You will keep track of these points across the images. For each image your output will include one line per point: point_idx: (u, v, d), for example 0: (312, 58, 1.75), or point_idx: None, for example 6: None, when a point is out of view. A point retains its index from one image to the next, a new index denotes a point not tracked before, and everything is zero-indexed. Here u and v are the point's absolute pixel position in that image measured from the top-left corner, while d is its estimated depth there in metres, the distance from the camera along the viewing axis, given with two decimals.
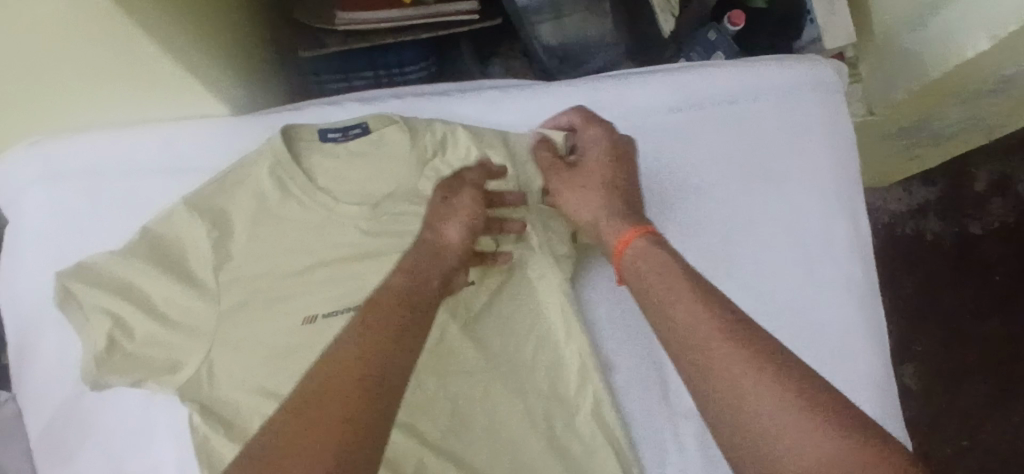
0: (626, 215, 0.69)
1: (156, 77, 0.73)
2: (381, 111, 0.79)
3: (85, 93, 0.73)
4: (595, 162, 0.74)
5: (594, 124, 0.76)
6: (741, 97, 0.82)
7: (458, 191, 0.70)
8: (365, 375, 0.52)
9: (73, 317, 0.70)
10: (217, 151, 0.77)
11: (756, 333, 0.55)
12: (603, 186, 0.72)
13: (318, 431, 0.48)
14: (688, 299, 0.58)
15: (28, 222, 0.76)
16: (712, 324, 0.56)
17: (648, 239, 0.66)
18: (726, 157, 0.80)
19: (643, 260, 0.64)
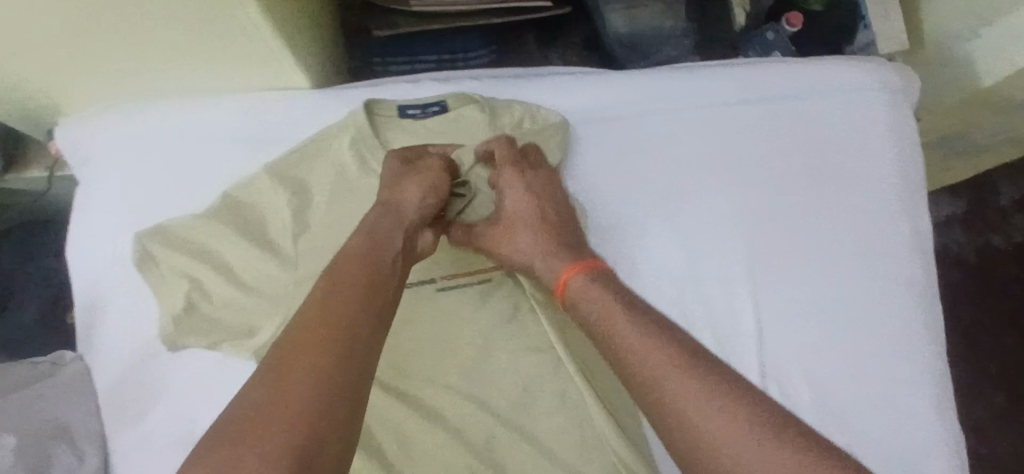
0: (562, 251, 0.71)
1: (246, 53, 0.73)
2: (459, 90, 0.80)
3: (173, 65, 0.73)
4: (518, 206, 0.74)
5: (508, 164, 0.74)
6: (809, 93, 0.83)
7: (394, 189, 0.70)
8: (320, 366, 0.52)
9: (152, 277, 0.71)
10: (294, 127, 0.78)
11: (703, 358, 0.58)
12: (532, 226, 0.73)
13: (274, 424, 0.49)
14: (626, 328, 0.61)
15: (107, 183, 0.77)
16: (662, 351, 0.59)
17: (586, 282, 0.67)
18: (791, 149, 0.82)
19: (579, 302, 0.66)
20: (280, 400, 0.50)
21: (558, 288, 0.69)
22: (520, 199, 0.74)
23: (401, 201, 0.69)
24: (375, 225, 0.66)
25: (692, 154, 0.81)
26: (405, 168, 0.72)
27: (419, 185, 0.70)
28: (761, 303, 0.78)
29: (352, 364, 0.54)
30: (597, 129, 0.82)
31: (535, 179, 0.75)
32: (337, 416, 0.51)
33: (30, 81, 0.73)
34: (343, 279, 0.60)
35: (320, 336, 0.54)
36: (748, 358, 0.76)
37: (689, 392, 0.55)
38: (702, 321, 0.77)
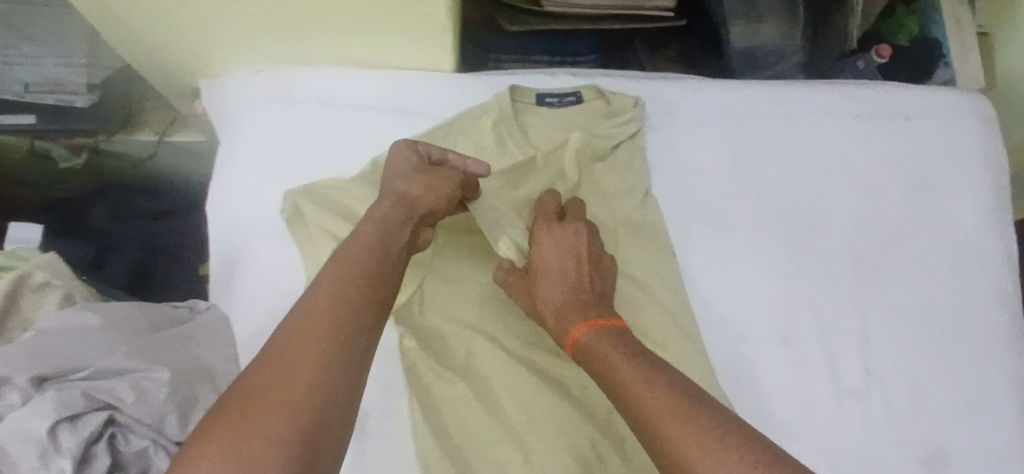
0: (577, 308, 0.67)
1: (408, 29, 0.79)
2: (591, 84, 0.86)
3: (338, 35, 0.79)
4: (548, 255, 0.70)
5: (541, 220, 0.72)
6: (913, 113, 0.89)
7: (403, 182, 0.68)
8: (313, 356, 0.49)
9: (300, 231, 0.74)
10: (438, 103, 0.82)
11: (709, 400, 0.54)
12: (556, 279, 0.69)
13: (262, 411, 0.46)
14: (617, 361, 0.59)
15: (255, 141, 0.80)
16: (665, 389, 0.55)
17: (600, 331, 0.63)
18: (895, 162, 0.87)
19: (586, 351, 0.63)
20: (273, 385, 0.47)
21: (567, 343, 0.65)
22: (546, 257, 0.70)
23: (411, 194, 0.67)
24: (385, 216, 0.64)
25: (803, 160, 0.86)
26: (414, 165, 0.70)
27: (423, 182, 0.68)
28: (865, 304, 0.81)
29: (344, 357, 0.51)
30: (721, 128, 0.85)
31: (560, 237, 0.71)
32: (333, 407, 0.48)
33: (199, 40, 0.79)
34: (340, 269, 0.57)
35: (314, 326, 0.51)
36: (851, 355, 0.78)
37: (673, 415, 0.52)
38: (809, 316, 0.79)
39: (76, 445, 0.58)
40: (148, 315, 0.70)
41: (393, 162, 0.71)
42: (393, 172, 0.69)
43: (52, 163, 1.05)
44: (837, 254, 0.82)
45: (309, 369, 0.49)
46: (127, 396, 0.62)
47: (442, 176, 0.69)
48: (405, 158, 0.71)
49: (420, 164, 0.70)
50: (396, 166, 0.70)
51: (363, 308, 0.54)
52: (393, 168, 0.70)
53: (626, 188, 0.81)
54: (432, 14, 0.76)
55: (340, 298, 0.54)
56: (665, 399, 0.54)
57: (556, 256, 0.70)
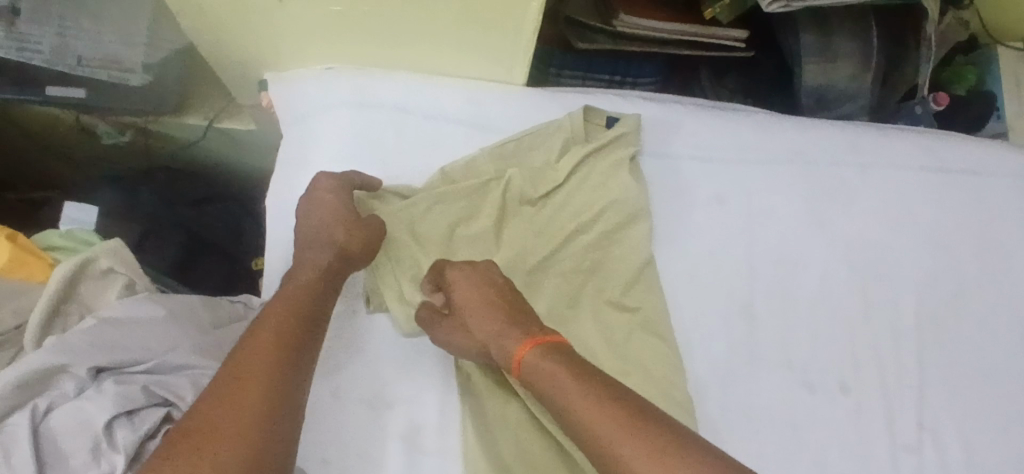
0: (513, 326, 0.67)
1: (494, 44, 0.78)
2: (664, 110, 0.85)
3: (421, 43, 0.79)
4: (467, 298, 0.69)
5: (450, 270, 0.71)
6: (981, 170, 0.90)
7: (334, 234, 0.68)
8: (265, 363, 0.56)
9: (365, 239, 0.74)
10: (511, 119, 0.82)
11: (658, 420, 0.57)
12: (484, 313, 0.68)
13: (225, 409, 0.52)
14: (568, 389, 0.60)
15: (323, 138, 0.79)
16: (618, 414, 0.57)
17: (542, 352, 0.64)
18: (960, 218, 0.88)
19: (533, 376, 0.63)
20: (224, 416, 0.52)
21: (512, 365, 0.65)
22: (465, 289, 0.69)
23: (344, 249, 0.68)
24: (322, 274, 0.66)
25: (872, 207, 0.86)
26: (336, 208, 0.69)
27: (347, 228, 0.68)
28: (923, 358, 0.80)
29: (290, 360, 0.57)
30: (792, 169, 0.85)
31: (469, 277, 0.70)
32: (285, 401, 0.54)
33: (276, 33, 0.77)
34: (285, 293, 0.63)
35: (262, 338, 0.58)
36: (908, 408, 0.78)
37: (627, 442, 0.55)
38: (868, 365, 0.79)
39: (131, 443, 0.56)
40: (209, 310, 0.68)
41: (310, 210, 0.70)
42: (320, 220, 0.69)
43: (95, 139, 1.04)
44: (898, 306, 0.82)
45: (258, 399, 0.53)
46: (186, 394, 0.60)
47: (367, 222, 0.70)
48: (335, 197, 0.70)
49: (348, 211, 0.69)
50: (314, 209, 0.70)
51: (309, 322, 0.62)
52: (311, 212, 0.70)
53: (690, 220, 0.81)
54: (522, 30, 0.76)
55: (289, 313, 0.61)
56: (623, 427, 0.56)
57: (473, 296, 0.69)
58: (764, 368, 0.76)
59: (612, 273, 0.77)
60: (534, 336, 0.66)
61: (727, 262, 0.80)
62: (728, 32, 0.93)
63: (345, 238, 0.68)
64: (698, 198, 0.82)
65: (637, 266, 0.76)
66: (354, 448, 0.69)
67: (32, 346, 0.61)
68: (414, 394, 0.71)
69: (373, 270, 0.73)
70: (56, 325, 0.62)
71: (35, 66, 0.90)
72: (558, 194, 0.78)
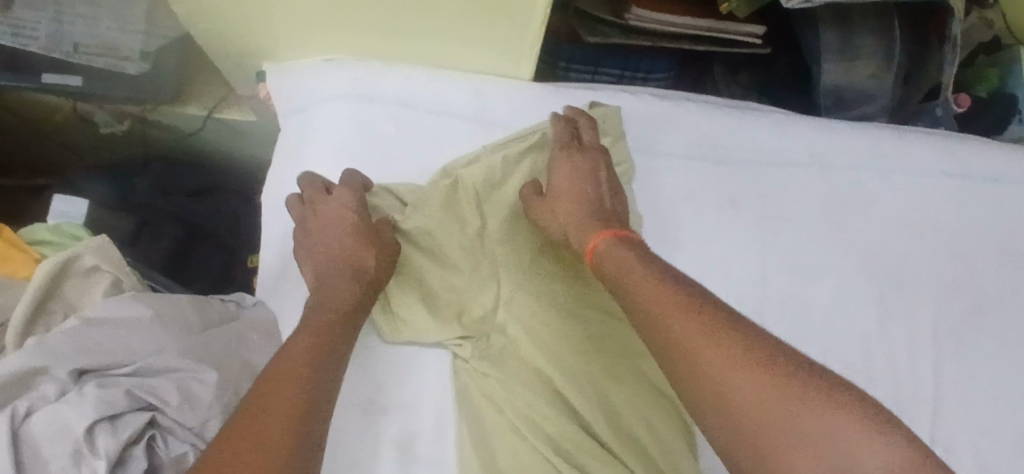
0: (591, 219, 0.69)
1: (500, 35, 0.75)
2: (677, 109, 0.81)
3: (423, 35, 0.76)
4: (564, 180, 0.72)
5: (558, 146, 0.73)
6: (1005, 176, 0.87)
7: (344, 249, 0.67)
8: (294, 392, 0.55)
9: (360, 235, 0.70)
10: (518, 115, 0.79)
11: (708, 303, 0.56)
12: (571, 202, 0.70)
13: (261, 431, 0.52)
14: (633, 269, 0.61)
15: (323, 132, 0.76)
16: (665, 294, 0.57)
17: (615, 241, 0.65)
18: (982, 229, 0.84)
19: (603, 261, 0.65)
20: (255, 432, 0.52)
21: (586, 251, 0.67)
22: (562, 173, 0.72)
23: (357, 264, 0.66)
24: (335, 291, 0.65)
25: (891, 212, 0.82)
26: (350, 227, 0.68)
27: (372, 251, 0.67)
28: (939, 370, 0.77)
29: (317, 383, 0.57)
30: (810, 172, 0.82)
31: (574, 163, 0.72)
32: (314, 427, 0.54)
33: (272, 21, 0.75)
34: (309, 321, 0.62)
35: (294, 367, 0.57)
36: (922, 423, 0.75)
37: (669, 310, 0.56)
38: (883, 375, 0.75)
39: (114, 449, 0.54)
40: (200, 311, 0.66)
41: (322, 224, 0.69)
42: (330, 236, 0.68)
43: (91, 126, 1.01)
44: (917, 318, 0.79)
45: (282, 417, 0.53)
46: (172, 398, 0.58)
47: (376, 234, 0.68)
48: (342, 210, 0.69)
49: (360, 224, 0.68)
50: (328, 225, 0.68)
51: (334, 354, 0.60)
52: (327, 231, 0.68)
53: (702, 223, 0.77)
54: (530, 22, 0.73)
55: (319, 342, 0.60)
56: (672, 298, 0.57)
57: (566, 181, 0.71)
58: None
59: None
60: (617, 229, 0.68)
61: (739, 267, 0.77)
62: (747, 27, 0.89)
63: (360, 253, 0.67)
64: (710, 200, 0.78)
65: None
66: (346, 455, 0.67)
67: (12, 345, 0.58)
68: (409, 400, 0.69)
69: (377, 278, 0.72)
70: (40, 323, 0.60)
71: (32, 52, 0.89)
72: None
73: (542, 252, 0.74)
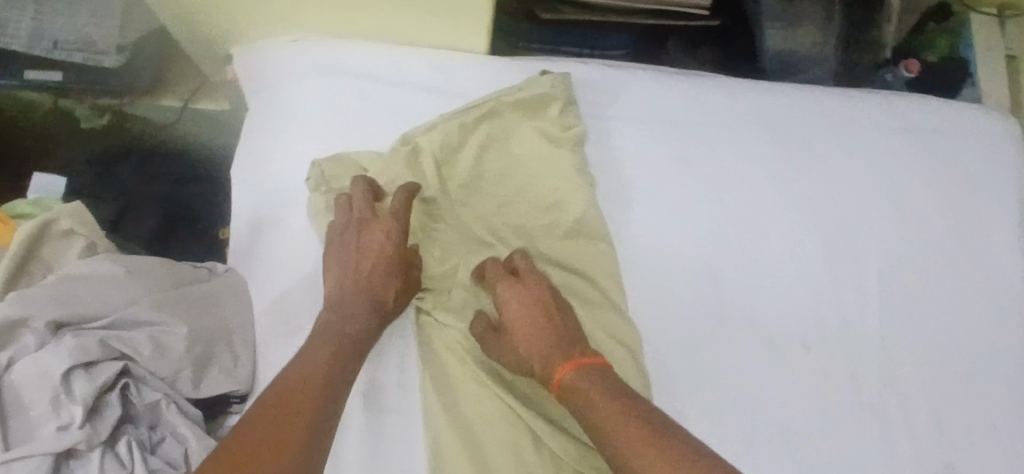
0: (555, 349, 0.69)
1: (454, 7, 0.79)
2: (628, 77, 0.84)
3: (382, 11, 0.80)
4: (515, 315, 0.71)
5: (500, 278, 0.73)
6: (952, 131, 0.86)
7: (373, 272, 0.69)
8: (304, 414, 0.59)
9: (318, 198, 0.74)
10: (477, 84, 0.82)
11: (671, 440, 0.59)
12: (534, 337, 0.70)
13: (260, 458, 0.55)
14: (600, 401, 0.64)
15: (290, 107, 0.79)
16: (632, 431, 0.61)
17: (585, 369, 0.67)
18: (934, 180, 0.83)
19: (573, 397, 0.66)
20: (251, 458, 0.55)
21: (552, 385, 0.68)
22: (515, 306, 0.71)
23: (381, 288, 0.69)
24: (352, 310, 0.68)
25: (843, 167, 0.83)
26: (393, 258, 0.70)
27: (396, 287, 0.70)
28: (888, 320, 0.79)
29: (328, 405, 0.61)
30: (757, 132, 0.83)
31: (521, 294, 0.72)
32: (315, 446, 0.58)
33: (237, 4, 0.79)
34: (319, 343, 0.65)
35: (311, 382, 0.61)
36: (871, 366, 0.78)
37: (637, 443, 0.60)
38: (833, 322, 0.78)
39: (90, 395, 0.58)
40: (172, 272, 0.69)
41: (359, 247, 0.70)
42: (362, 257, 0.70)
43: (74, 121, 1.06)
44: (867, 268, 0.80)
45: (278, 442, 0.57)
46: (145, 348, 0.62)
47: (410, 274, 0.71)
48: (384, 239, 0.70)
49: (397, 256, 0.70)
50: (369, 250, 0.70)
51: (344, 374, 0.64)
52: (366, 254, 0.70)
53: (654, 181, 0.80)
54: None
55: (332, 354, 0.64)
56: (638, 433, 0.60)
57: (522, 310, 0.71)
58: (721, 328, 0.77)
59: (577, 251, 0.77)
60: (579, 358, 0.68)
61: (691, 223, 0.79)
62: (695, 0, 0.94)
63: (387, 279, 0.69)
64: (659, 163, 0.81)
65: (597, 227, 0.76)
66: None
67: None
68: (374, 354, 0.73)
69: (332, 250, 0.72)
70: (21, 281, 0.64)
71: (15, 50, 0.94)
72: (521, 159, 0.79)
73: (499, 218, 0.77)
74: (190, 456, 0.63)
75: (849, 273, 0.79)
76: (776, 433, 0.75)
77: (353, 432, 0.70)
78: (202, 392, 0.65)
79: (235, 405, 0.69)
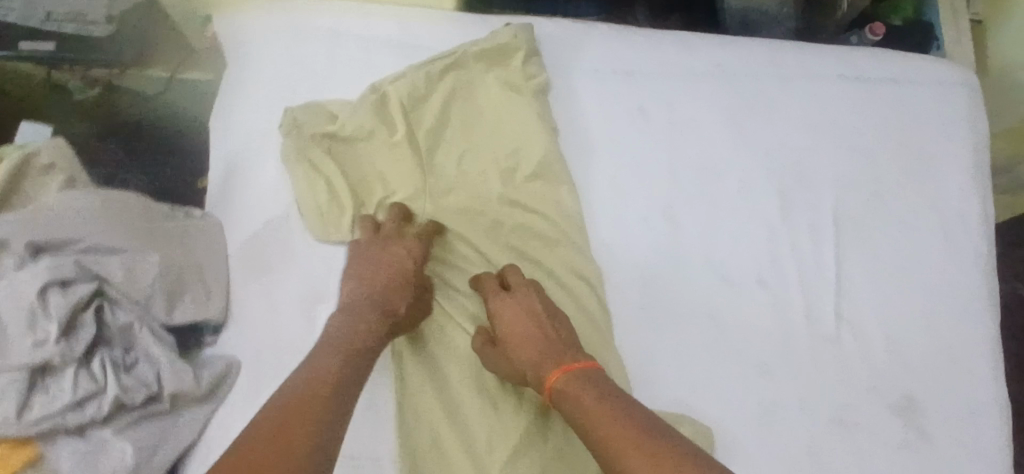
0: (551, 355, 0.68)
1: None
2: (588, 31, 0.88)
3: None
4: (508, 322, 0.71)
5: (493, 289, 0.73)
6: (902, 78, 0.89)
7: (388, 285, 0.70)
8: (317, 415, 0.57)
9: (288, 142, 0.77)
10: (443, 38, 0.85)
11: (663, 439, 0.58)
12: (527, 344, 0.69)
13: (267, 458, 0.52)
14: (593, 405, 0.62)
15: (263, 61, 0.83)
16: (623, 433, 0.59)
17: (579, 373, 0.66)
18: (884, 125, 0.87)
19: (567, 402, 0.64)
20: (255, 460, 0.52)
21: (545, 391, 0.67)
22: (507, 314, 0.71)
23: (396, 301, 0.69)
24: (364, 319, 0.67)
25: (798, 114, 0.86)
26: (408, 276, 0.71)
27: (407, 299, 0.70)
28: (844, 257, 0.82)
29: (336, 413, 0.58)
30: (715, 82, 0.86)
31: (513, 302, 0.72)
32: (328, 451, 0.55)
33: None
34: (330, 347, 0.63)
35: (321, 385, 0.59)
36: (826, 302, 0.80)
37: (630, 446, 0.58)
38: (789, 261, 0.81)
39: (64, 311, 0.61)
40: (147, 209, 0.72)
41: (379, 262, 0.71)
42: (379, 271, 0.70)
43: (66, 94, 1.09)
44: (822, 208, 0.82)
45: (287, 444, 0.54)
46: (117, 273, 0.66)
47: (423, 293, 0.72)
48: (404, 257, 0.72)
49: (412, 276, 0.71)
50: (388, 263, 0.71)
51: (354, 379, 0.62)
52: (384, 268, 0.71)
53: (615, 129, 0.83)
54: None
55: (343, 358, 0.63)
56: (630, 435, 0.59)
57: (513, 317, 0.71)
58: (680, 268, 0.79)
59: (540, 193, 0.80)
60: (571, 363, 0.67)
61: (651, 168, 0.82)
62: None
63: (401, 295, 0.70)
64: (620, 110, 0.84)
65: (558, 171, 0.80)
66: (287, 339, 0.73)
67: None
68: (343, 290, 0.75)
69: (306, 190, 0.76)
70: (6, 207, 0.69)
71: (8, 23, 0.97)
72: (484, 108, 0.82)
73: (463, 163, 0.80)
74: (161, 378, 0.66)
75: (806, 213, 0.82)
76: (733, 366, 0.77)
77: None
78: (173, 318, 0.70)
79: (209, 336, 0.75)
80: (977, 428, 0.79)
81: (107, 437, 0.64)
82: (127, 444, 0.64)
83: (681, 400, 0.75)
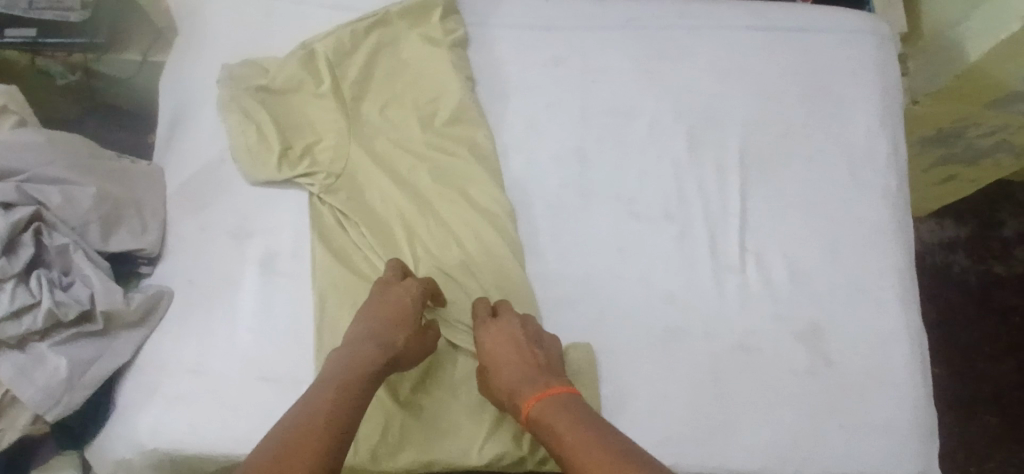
0: (533, 379, 0.69)
1: None
2: None
3: None
4: (494, 347, 0.72)
5: (482, 318, 0.75)
6: (809, 27, 0.94)
7: (387, 323, 0.71)
8: (315, 448, 0.56)
9: (222, 92, 0.84)
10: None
11: (636, 455, 0.58)
12: (510, 367, 0.70)
13: None
14: (567, 428, 0.62)
15: (205, 26, 0.91)
16: (596, 452, 0.59)
17: (556, 397, 0.66)
18: (788, 72, 0.91)
19: (545, 424, 0.65)
20: None
21: (525, 418, 0.67)
22: (493, 341, 0.73)
23: (396, 338, 0.70)
24: (363, 354, 0.67)
25: (704, 63, 0.91)
26: (410, 313, 0.72)
27: (408, 338, 0.71)
28: (748, 193, 0.86)
29: (335, 445, 0.57)
30: (625, 36, 0.92)
31: (500, 329, 0.73)
32: None
33: None
34: (331, 381, 0.63)
35: (317, 417, 0.59)
36: (733, 236, 0.83)
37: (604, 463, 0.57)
38: (695, 198, 0.85)
39: (5, 227, 0.68)
40: (90, 149, 0.80)
41: (380, 302, 0.72)
42: (383, 311, 0.72)
43: (51, 77, 1.17)
44: (726, 147, 0.87)
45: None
46: (55, 199, 0.74)
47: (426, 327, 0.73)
48: (403, 293, 0.73)
49: (413, 312, 0.72)
50: (389, 302, 0.72)
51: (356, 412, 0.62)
52: (386, 306, 0.72)
53: (529, 81, 0.89)
54: None
55: (342, 392, 0.62)
56: (603, 455, 0.58)
57: (498, 342, 0.72)
58: (588, 206, 0.84)
59: (458, 134, 0.85)
60: (548, 388, 0.68)
61: (561, 116, 0.87)
62: None
63: (402, 332, 0.71)
64: (534, 64, 0.90)
65: (472, 116, 0.85)
66: (218, 270, 0.79)
67: None
68: (270, 226, 0.81)
69: (237, 136, 0.82)
70: None
71: None
72: (407, 62, 0.89)
73: (385, 111, 0.86)
74: (95, 297, 0.72)
75: (710, 152, 0.87)
76: (637, 295, 0.80)
77: (247, 290, 0.78)
78: (108, 245, 0.77)
79: (145, 267, 0.81)
80: (885, 357, 0.80)
81: (45, 350, 0.70)
82: (61, 357, 0.70)
83: (588, 325, 0.79)
